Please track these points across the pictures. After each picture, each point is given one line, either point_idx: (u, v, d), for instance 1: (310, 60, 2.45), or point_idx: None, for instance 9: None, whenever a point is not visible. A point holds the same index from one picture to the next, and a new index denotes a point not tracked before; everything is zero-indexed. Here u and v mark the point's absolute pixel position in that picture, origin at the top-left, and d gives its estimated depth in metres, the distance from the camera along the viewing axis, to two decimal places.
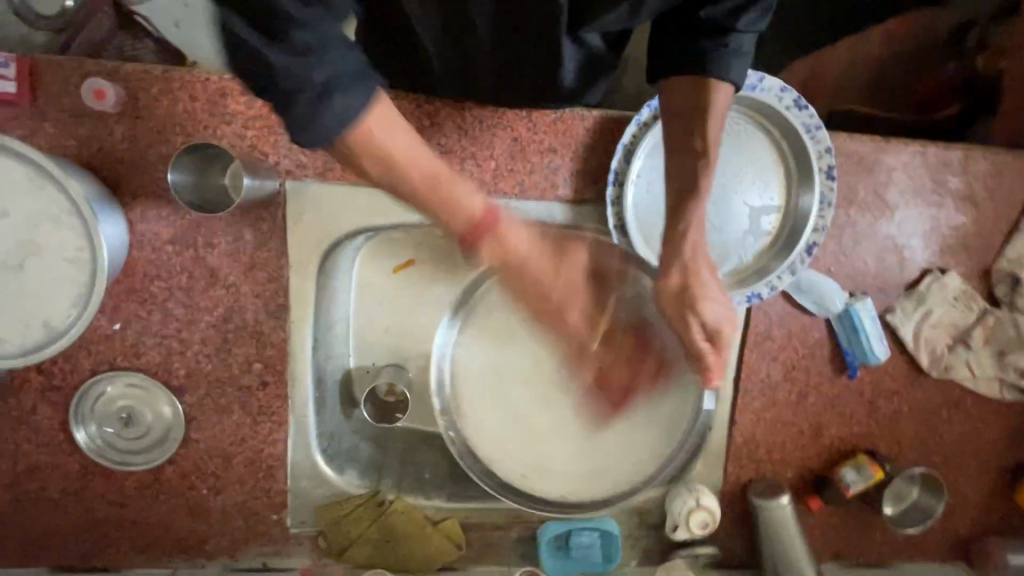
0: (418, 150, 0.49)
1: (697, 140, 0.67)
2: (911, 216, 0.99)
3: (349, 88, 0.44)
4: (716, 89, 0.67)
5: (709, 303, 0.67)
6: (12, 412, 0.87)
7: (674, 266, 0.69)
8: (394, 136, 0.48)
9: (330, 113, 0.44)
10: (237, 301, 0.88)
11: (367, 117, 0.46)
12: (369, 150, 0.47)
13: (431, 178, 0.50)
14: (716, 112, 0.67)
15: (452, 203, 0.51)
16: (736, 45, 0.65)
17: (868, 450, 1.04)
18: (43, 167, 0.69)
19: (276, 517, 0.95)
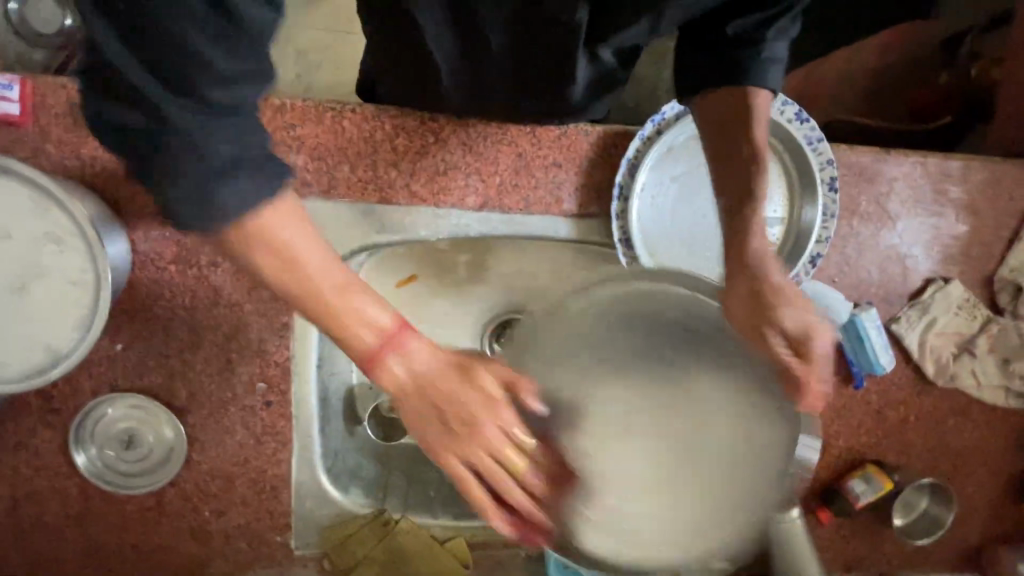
0: (321, 254, 0.47)
1: (743, 146, 0.67)
2: (913, 226, 1.00)
3: (247, 174, 0.42)
4: (755, 97, 0.67)
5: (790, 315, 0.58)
6: (11, 437, 0.86)
7: (733, 271, 0.64)
8: (291, 233, 0.45)
9: (219, 194, 0.41)
10: (241, 320, 0.87)
11: (259, 216, 0.43)
12: (272, 251, 0.45)
13: (327, 303, 0.47)
14: (761, 119, 0.67)
15: (344, 323, 0.47)
16: (769, 53, 0.66)
17: (876, 461, 1.03)
18: (48, 189, 0.69)
19: (281, 539, 0.94)
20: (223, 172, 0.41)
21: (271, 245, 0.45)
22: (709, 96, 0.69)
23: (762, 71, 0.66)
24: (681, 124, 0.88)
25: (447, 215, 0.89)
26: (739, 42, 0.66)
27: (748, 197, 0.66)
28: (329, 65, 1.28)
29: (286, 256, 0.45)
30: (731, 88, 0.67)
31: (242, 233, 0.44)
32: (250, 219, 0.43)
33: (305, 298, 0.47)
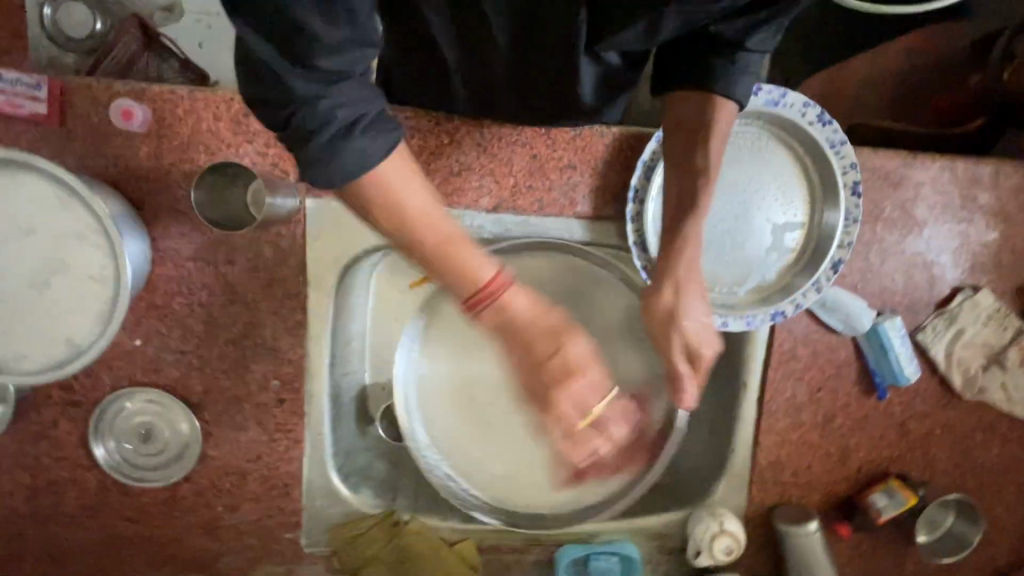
0: (423, 198, 0.49)
1: (701, 156, 0.68)
2: (941, 233, 0.96)
3: (364, 131, 0.46)
4: (722, 105, 0.66)
5: (691, 319, 0.67)
6: (32, 427, 0.88)
7: (667, 284, 0.68)
8: (412, 195, 0.49)
9: (343, 151, 0.45)
10: (256, 318, 0.88)
11: (381, 168, 0.47)
12: (384, 202, 0.48)
13: (425, 228, 0.49)
14: (721, 130, 0.67)
15: (463, 267, 0.50)
16: (741, 64, 0.64)
17: (899, 474, 1.00)
18: (71, 186, 0.71)
19: (291, 535, 0.94)
20: (346, 131, 0.45)
21: (382, 196, 0.48)
22: (675, 102, 0.69)
23: (729, 80, 0.65)
24: None
25: (461, 215, 0.88)
26: (719, 46, 0.64)
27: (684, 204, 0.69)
28: None
29: (403, 220, 0.49)
30: (704, 91, 0.66)
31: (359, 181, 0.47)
32: (364, 168, 0.46)
33: (399, 224, 0.49)
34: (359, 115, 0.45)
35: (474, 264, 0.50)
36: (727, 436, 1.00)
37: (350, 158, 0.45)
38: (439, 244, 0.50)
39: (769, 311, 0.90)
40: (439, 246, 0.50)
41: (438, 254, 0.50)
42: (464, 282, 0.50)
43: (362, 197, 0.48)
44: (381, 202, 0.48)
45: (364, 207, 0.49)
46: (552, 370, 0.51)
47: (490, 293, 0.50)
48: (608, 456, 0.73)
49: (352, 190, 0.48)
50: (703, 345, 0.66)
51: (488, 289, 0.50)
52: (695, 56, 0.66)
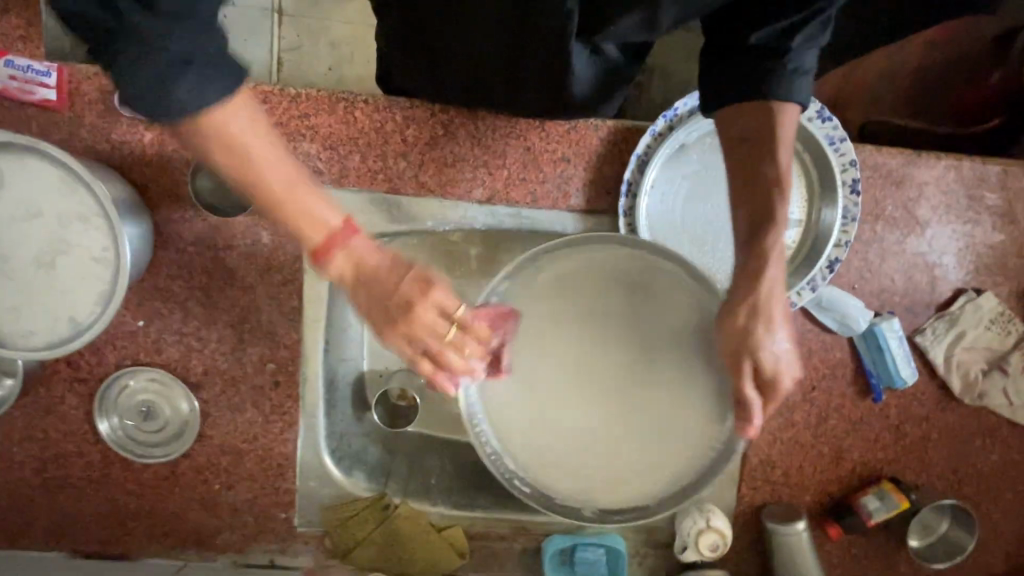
0: (262, 138, 0.48)
1: (771, 170, 0.64)
2: (944, 233, 0.94)
3: (197, 69, 0.44)
4: (783, 114, 0.64)
5: (769, 351, 0.63)
6: (41, 402, 0.92)
7: (742, 303, 0.64)
8: (250, 136, 0.47)
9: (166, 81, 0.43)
10: (253, 302, 0.91)
11: (209, 110, 0.46)
12: (216, 146, 0.47)
13: (265, 170, 0.49)
14: (787, 139, 0.64)
15: (309, 213, 0.51)
16: (798, 67, 0.63)
17: (894, 478, 0.99)
18: (74, 170, 0.73)
19: (285, 515, 0.97)
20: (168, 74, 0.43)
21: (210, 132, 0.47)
22: (737, 111, 0.66)
23: (786, 86, 0.63)
24: (694, 121, 0.86)
25: (454, 206, 0.89)
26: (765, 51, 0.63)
27: (758, 218, 0.64)
28: (359, 56, 1.31)
29: (234, 155, 0.48)
30: (765, 101, 0.63)
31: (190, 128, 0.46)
32: (192, 112, 0.45)
33: (229, 163, 0.48)
34: (194, 53, 0.44)
35: (307, 215, 0.51)
36: None
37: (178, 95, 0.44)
38: (255, 175, 0.48)
39: None
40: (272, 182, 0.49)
41: (275, 200, 0.50)
42: (305, 228, 0.52)
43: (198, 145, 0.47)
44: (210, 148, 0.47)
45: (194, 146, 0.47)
46: (398, 319, 0.52)
47: (332, 241, 0.52)
48: (649, 480, 0.81)
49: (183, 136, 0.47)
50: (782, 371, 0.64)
51: (326, 239, 0.52)
52: (744, 60, 0.64)
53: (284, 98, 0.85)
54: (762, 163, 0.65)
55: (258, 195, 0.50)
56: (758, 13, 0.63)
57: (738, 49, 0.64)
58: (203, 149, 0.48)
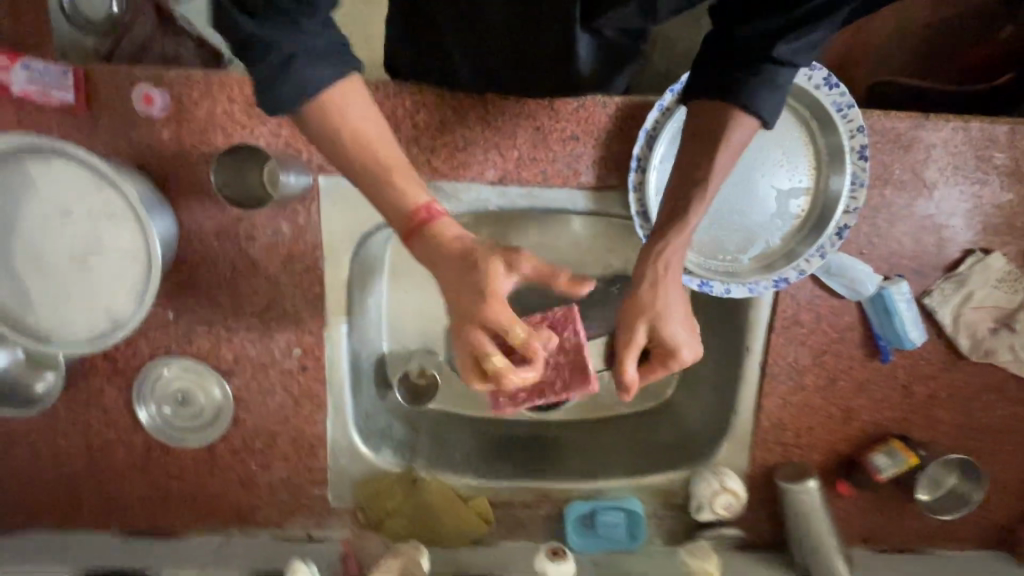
0: (380, 127, 0.58)
1: (705, 166, 0.67)
2: (952, 196, 0.95)
3: (326, 62, 0.54)
4: (741, 122, 0.66)
5: (670, 323, 0.67)
6: (83, 393, 0.96)
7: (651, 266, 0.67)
8: (355, 106, 0.56)
9: (295, 70, 0.53)
10: (277, 290, 0.94)
11: (332, 89, 0.55)
12: (326, 117, 0.56)
13: (374, 151, 0.57)
14: (733, 147, 0.67)
15: (398, 192, 0.58)
16: (774, 76, 0.64)
17: (902, 436, 1.02)
18: (100, 170, 0.76)
19: (318, 491, 1.02)
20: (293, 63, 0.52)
21: (331, 110, 0.56)
22: (707, 107, 0.68)
23: (755, 91, 0.64)
24: None
25: (467, 188, 0.91)
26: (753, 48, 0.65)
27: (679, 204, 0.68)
28: (359, 39, 1.30)
29: (343, 130, 0.56)
30: (723, 102, 0.66)
31: (312, 107, 0.55)
32: (310, 93, 0.54)
33: (344, 138, 0.56)
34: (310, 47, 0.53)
35: (407, 188, 0.58)
36: (730, 399, 1.03)
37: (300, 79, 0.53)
38: (366, 155, 0.57)
39: (772, 277, 0.91)
40: (385, 165, 0.57)
41: (382, 179, 0.58)
42: (397, 205, 0.58)
43: (310, 119, 0.56)
44: (328, 118, 0.56)
45: (315, 129, 0.57)
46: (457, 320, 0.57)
47: (422, 218, 0.58)
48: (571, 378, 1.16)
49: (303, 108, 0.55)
50: (681, 348, 0.68)
51: (418, 213, 0.58)
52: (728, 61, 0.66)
53: None
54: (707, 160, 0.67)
55: (369, 172, 0.58)
56: (747, 16, 0.66)
57: (719, 49, 0.67)
58: (331, 123, 0.56)
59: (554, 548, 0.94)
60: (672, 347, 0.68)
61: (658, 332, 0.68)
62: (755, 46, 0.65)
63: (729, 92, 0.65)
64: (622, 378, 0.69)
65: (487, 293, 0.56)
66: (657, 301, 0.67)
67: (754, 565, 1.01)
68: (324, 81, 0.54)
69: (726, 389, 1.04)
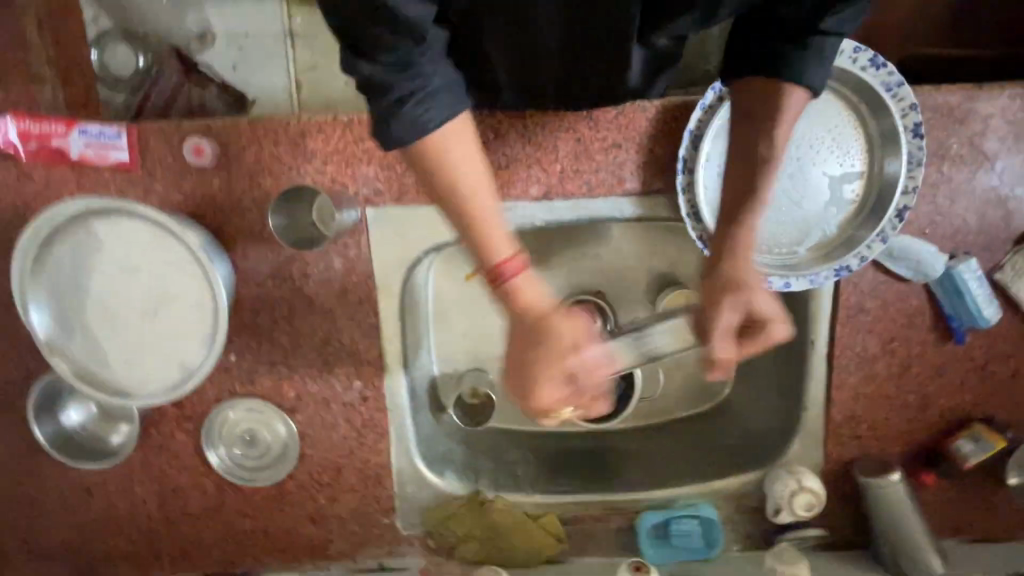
0: (475, 173, 0.57)
1: (764, 146, 0.66)
2: (1015, 165, 0.91)
3: (439, 101, 0.54)
4: (789, 95, 0.65)
5: (759, 296, 0.65)
6: (154, 441, 0.98)
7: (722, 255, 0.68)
8: (456, 150, 0.56)
9: (414, 112, 0.54)
10: (334, 324, 0.95)
11: (435, 135, 0.55)
12: (431, 160, 0.56)
13: (471, 196, 0.56)
14: (789, 120, 0.65)
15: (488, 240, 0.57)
16: (819, 48, 0.63)
17: (984, 419, 0.98)
18: (166, 226, 0.79)
19: (388, 520, 1.02)
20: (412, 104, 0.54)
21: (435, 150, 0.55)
22: (748, 89, 0.67)
23: (801, 70, 0.63)
24: None
25: (513, 207, 0.91)
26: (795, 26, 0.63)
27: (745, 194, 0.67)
28: None
29: (445, 173, 0.56)
30: (769, 80, 0.65)
31: (419, 147, 0.55)
32: (419, 137, 0.55)
33: (446, 179, 0.56)
34: (431, 88, 0.54)
35: (496, 240, 0.57)
36: (797, 395, 1.00)
37: (419, 117, 0.54)
38: (464, 200, 0.56)
39: (834, 267, 0.89)
40: (480, 214, 0.57)
41: (479, 224, 0.57)
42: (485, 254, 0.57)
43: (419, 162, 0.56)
44: (431, 161, 0.56)
45: (416, 163, 0.56)
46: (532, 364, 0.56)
47: (505, 272, 0.57)
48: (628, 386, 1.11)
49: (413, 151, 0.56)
50: (773, 321, 0.65)
51: (501, 267, 0.57)
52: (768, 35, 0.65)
53: (338, 126, 0.88)
54: (764, 140, 0.66)
55: (461, 217, 0.57)
56: None
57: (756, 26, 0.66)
58: (433, 168, 0.56)
59: (636, 563, 0.92)
60: (761, 320, 0.65)
61: (742, 311, 0.65)
62: (793, 26, 0.63)
63: (777, 70, 0.64)
64: (713, 355, 0.64)
65: (546, 367, 0.55)
66: (732, 282, 0.65)
67: (840, 565, 0.98)
68: (434, 124, 0.54)
69: (791, 385, 1.02)
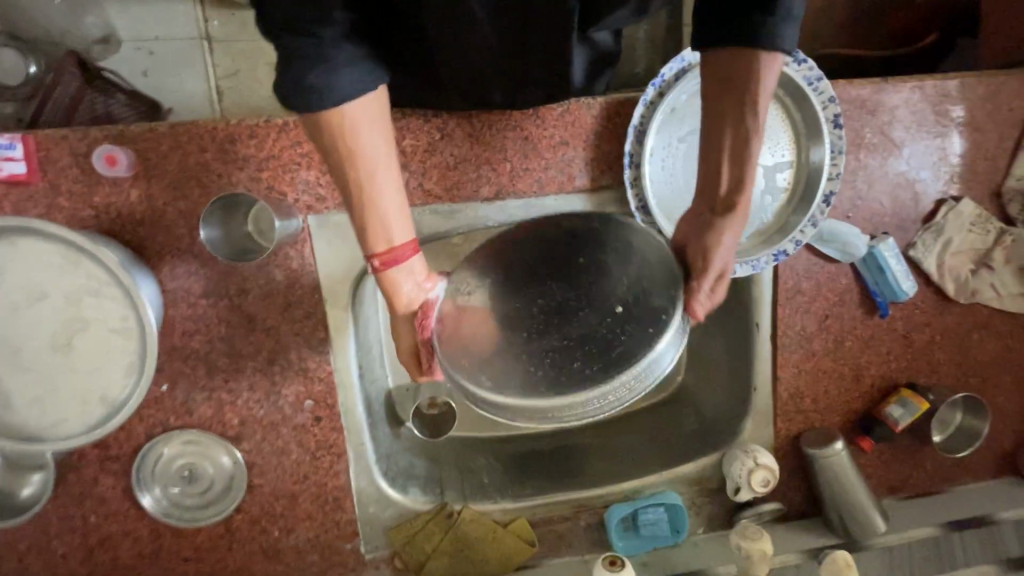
0: (378, 151, 0.61)
1: (748, 118, 0.67)
2: (918, 151, 1.01)
3: (347, 68, 0.57)
4: (769, 59, 0.64)
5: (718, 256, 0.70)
6: (74, 490, 0.87)
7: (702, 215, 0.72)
8: (370, 131, 0.60)
9: (319, 78, 0.56)
10: (279, 342, 0.88)
11: (347, 107, 0.59)
12: (341, 135, 0.60)
13: (372, 175, 0.62)
14: (767, 87, 0.65)
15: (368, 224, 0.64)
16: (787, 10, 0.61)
17: (909, 384, 1.06)
18: (75, 243, 0.70)
19: (350, 545, 0.96)
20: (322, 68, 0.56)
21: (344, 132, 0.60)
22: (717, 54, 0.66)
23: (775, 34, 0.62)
24: (683, 84, 0.88)
25: (463, 208, 0.89)
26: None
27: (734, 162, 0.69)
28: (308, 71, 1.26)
29: (347, 154, 0.61)
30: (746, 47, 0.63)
31: (322, 118, 0.59)
32: (332, 102, 0.57)
33: (348, 155, 0.61)
34: (332, 55, 0.56)
35: (380, 227, 0.65)
36: (746, 376, 1.05)
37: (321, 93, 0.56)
38: (364, 181, 0.62)
39: (772, 252, 0.94)
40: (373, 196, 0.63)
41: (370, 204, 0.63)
42: (370, 244, 0.66)
43: (322, 138, 0.61)
44: (338, 142, 0.60)
45: (321, 135, 0.60)
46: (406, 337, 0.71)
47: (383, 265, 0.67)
48: None
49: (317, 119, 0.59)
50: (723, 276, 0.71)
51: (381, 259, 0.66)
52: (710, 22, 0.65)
53: (271, 130, 0.82)
54: (732, 131, 0.68)
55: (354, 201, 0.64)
56: None
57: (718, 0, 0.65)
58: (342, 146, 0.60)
59: (610, 558, 0.90)
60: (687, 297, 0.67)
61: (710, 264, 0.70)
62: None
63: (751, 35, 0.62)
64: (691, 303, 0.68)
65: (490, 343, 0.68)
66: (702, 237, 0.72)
67: (796, 535, 1.03)
68: (350, 94, 0.58)
69: (740, 366, 1.06)
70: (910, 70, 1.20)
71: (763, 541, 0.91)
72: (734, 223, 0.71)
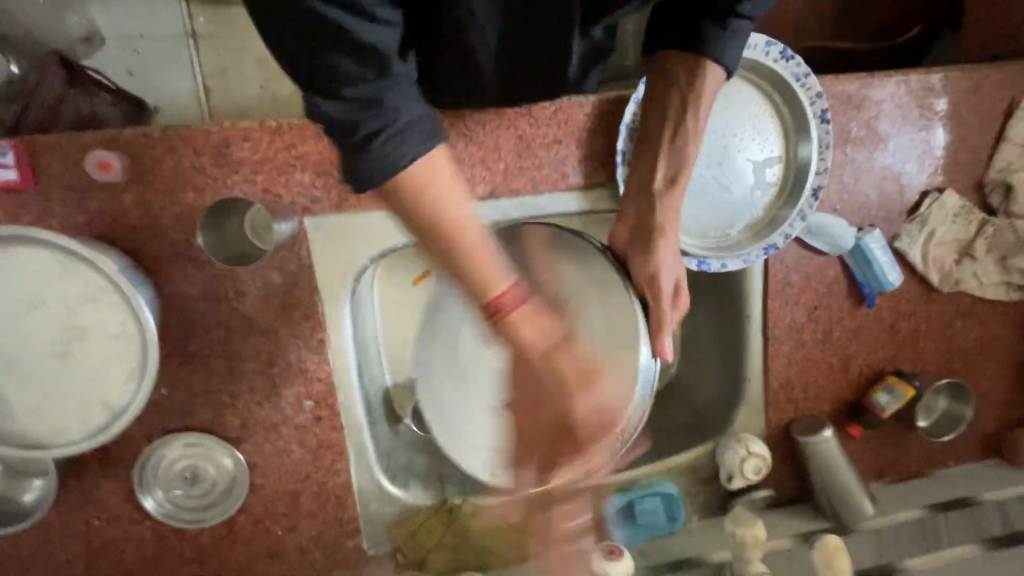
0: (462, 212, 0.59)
1: (691, 110, 0.75)
2: (903, 145, 1.03)
3: (416, 136, 0.55)
4: (712, 68, 0.71)
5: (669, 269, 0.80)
6: (75, 494, 0.88)
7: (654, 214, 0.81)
8: (441, 186, 0.57)
9: (380, 150, 0.54)
10: (278, 343, 0.89)
11: (415, 164, 0.56)
12: (422, 200, 0.57)
13: (462, 228, 0.59)
14: (708, 93, 0.73)
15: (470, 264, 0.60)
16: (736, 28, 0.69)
17: (895, 372, 1.09)
18: (73, 250, 0.70)
19: (353, 542, 0.97)
20: (376, 138, 0.53)
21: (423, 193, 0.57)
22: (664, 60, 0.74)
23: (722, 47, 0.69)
24: None
25: None
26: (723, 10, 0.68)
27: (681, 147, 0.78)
28: None
29: (439, 221, 0.58)
30: (694, 52, 0.71)
31: (400, 180, 0.56)
32: (398, 173, 0.55)
33: (432, 215, 0.58)
34: (400, 127, 0.54)
35: (483, 271, 0.61)
36: (738, 367, 1.07)
37: (389, 153, 0.54)
38: (456, 237, 0.59)
39: (762, 245, 0.95)
40: (465, 244, 0.59)
41: (468, 251, 0.60)
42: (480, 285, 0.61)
43: (407, 205, 0.58)
44: (421, 206, 0.57)
45: (407, 202, 0.57)
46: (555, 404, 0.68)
47: (501, 309, 0.62)
48: None
49: (396, 192, 0.56)
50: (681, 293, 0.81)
51: (498, 301, 0.62)
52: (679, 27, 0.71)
53: (266, 132, 0.82)
54: (670, 127, 0.78)
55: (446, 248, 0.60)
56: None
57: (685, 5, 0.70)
58: (424, 207, 0.58)
59: (607, 548, 0.94)
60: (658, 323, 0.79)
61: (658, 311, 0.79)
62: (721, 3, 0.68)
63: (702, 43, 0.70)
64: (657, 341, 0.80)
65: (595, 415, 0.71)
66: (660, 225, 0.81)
67: (787, 521, 1.06)
68: (414, 159, 0.55)
69: (731, 357, 1.08)
70: (895, 64, 1.22)
71: (755, 525, 0.95)
72: (670, 234, 0.80)
